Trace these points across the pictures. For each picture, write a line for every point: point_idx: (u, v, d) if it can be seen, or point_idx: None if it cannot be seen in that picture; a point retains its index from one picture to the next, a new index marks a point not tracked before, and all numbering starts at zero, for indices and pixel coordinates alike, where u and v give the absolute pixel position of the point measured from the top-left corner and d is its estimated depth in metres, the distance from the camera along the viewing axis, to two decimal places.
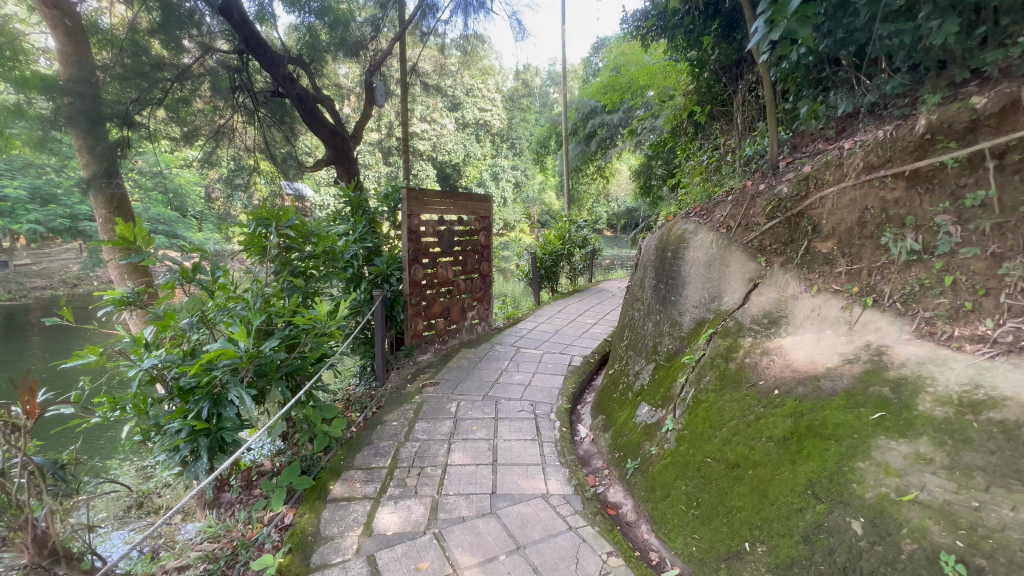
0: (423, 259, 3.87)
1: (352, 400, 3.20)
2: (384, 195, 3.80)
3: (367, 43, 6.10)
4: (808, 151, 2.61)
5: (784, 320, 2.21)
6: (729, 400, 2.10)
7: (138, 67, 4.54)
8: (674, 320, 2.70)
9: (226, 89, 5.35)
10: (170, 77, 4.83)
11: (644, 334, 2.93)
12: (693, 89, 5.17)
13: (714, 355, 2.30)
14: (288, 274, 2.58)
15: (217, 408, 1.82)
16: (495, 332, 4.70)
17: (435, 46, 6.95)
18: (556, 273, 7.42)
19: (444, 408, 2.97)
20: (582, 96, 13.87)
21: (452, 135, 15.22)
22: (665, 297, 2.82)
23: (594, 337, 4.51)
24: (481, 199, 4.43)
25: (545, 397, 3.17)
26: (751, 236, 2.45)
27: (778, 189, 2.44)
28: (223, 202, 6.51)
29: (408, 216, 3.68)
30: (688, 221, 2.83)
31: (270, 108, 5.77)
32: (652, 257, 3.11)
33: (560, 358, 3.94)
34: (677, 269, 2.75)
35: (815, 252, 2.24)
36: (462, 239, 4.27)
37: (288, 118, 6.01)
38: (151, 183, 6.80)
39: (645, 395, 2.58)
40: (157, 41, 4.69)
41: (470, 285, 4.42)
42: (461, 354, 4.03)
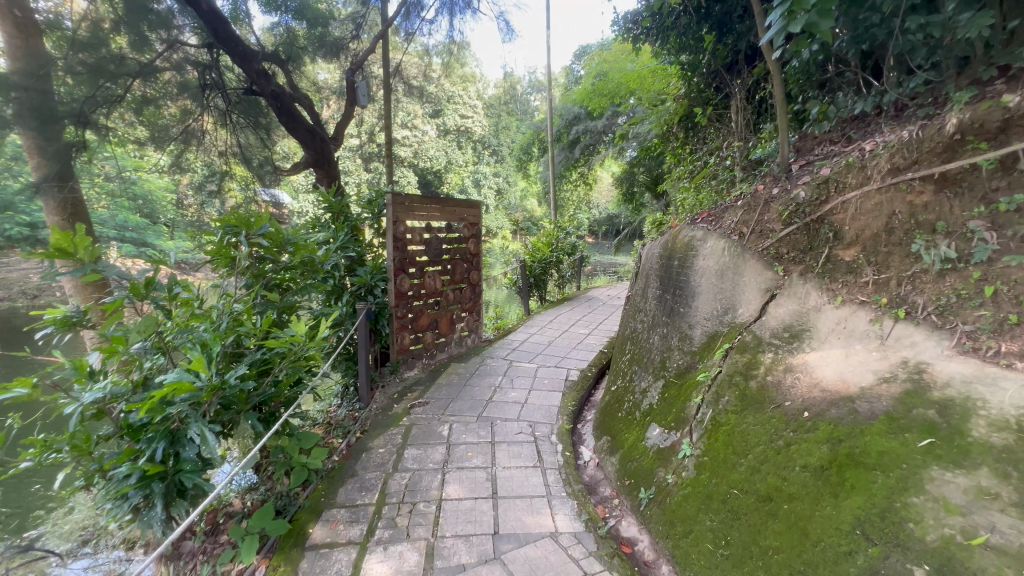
0: (409, 268, 3.64)
1: (333, 424, 2.92)
2: (369, 201, 3.56)
3: (348, 43, 5.86)
4: (821, 154, 2.48)
5: (806, 334, 2.05)
6: (752, 424, 1.92)
7: (99, 64, 4.23)
8: (683, 333, 2.52)
9: (197, 90, 5.13)
10: (132, 72, 4.49)
11: (650, 348, 2.75)
12: (685, 93, 5.08)
13: (732, 372, 2.12)
14: (262, 287, 2.32)
15: (174, 448, 1.55)
16: (486, 345, 4.47)
17: (417, 51, 6.78)
18: (545, 281, 7.24)
19: (435, 432, 2.72)
20: (565, 102, 13.83)
21: (434, 142, 14.96)
22: (672, 309, 2.65)
23: (589, 348, 4.32)
24: (469, 204, 4.22)
25: (544, 417, 2.94)
26: (767, 243, 2.30)
27: (793, 193, 2.30)
28: (196, 209, 6.14)
29: (393, 223, 3.45)
30: (695, 228, 2.67)
31: (244, 108, 5.51)
32: (655, 266, 2.95)
33: (556, 372, 3.73)
34: (686, 278, 2.58)
35: (836, 260, 2.09)
36: (450, 247, 4.04)
37: (264, 120, 5.74)
38: (117, 188, 6.38)
39: (655, 415, 2.39)
40: (124, 39, 4.37)
41: (459, 296, 4.19)
42: (451, 370, 3.78)
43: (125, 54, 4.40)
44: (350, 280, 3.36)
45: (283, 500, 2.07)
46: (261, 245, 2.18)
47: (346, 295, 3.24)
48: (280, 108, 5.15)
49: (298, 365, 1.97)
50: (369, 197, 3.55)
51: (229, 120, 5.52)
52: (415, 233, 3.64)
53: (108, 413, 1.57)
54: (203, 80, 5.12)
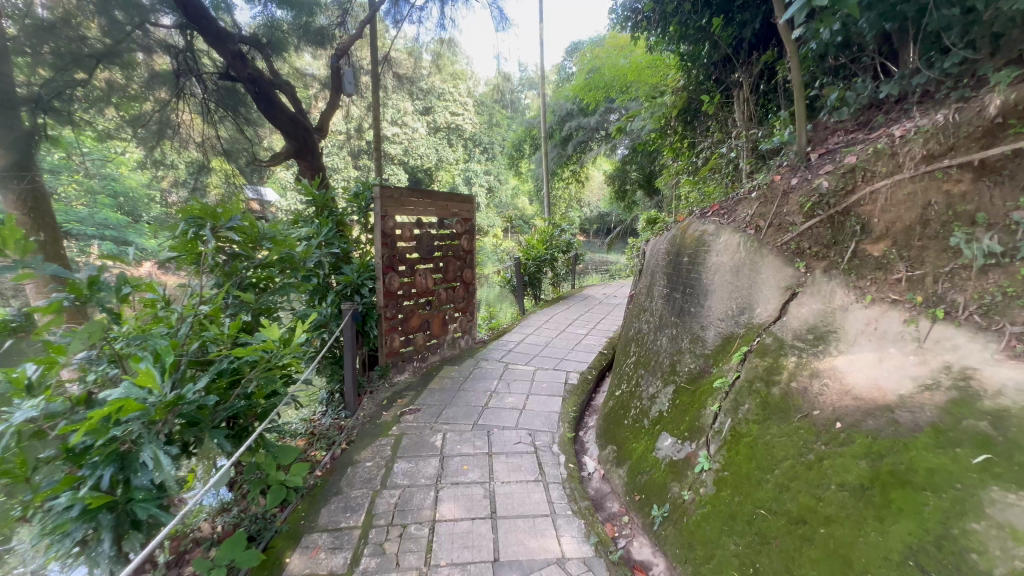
0: (399, 266, 3.44)
1: (317, 434, 2.70)
2: (355, 193, 3.34)
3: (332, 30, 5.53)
4: (842, 142, 2.31)
5: (833, 336, 1.88)
6: (777, 435, 1.75)
7: (75, 53, 3.96)
8: (695, 334, 2.34)
9: (172, 78, 4.85)
10: (98, 50, 4.10)
11: (657, 350, 2.57)
12: (685, 85, 4.91)
13: (752, 378, 1.95)
14: (235, 287, 2.10)
15: (124, 474, 1.34)
16: (480, 346, 4.27)
17: (405, 49, 6.65)
18: (540, 280, 7.04)
19: (427, 442, 2.52)
20: (558, 99, 13.64)
21: (425, 139, 14.67)
22: (682, 308, 2.47)
23: (588, 349, 4.14)
24: (463, 199, 4.02)
25: (544, 424, 2.75)
26: (787, 237, 2.13)
27: (814, 183, 2.13)
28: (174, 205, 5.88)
29: (382, 218, 3.24)
30: (706, 221, 2.50)
31: (223, 94, 5.27)
32: (662, 262, 2.77)
33: (555, 375, 3.54)
34: (696, 277, 2.40)
35: (864, 256, 1.92)
36: (442, 244, 3.84)
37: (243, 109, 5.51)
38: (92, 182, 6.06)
39: (665, 423, 2.21)
40: (97, 25, 4.02)
41: (452, 295, 3.99)
42: (444, 373, 3.58)
43: (89, 37, 4.02)
44: (335, 278, 3.13)
45: (258, 523, 1.86)
46: (235, 240, 1.96)
47: (332, 295, 3.03)
48: (257, 92, 4.94)
49: (273, 373, 1.76)
50: (356, 190, 3.32)
51: (208, 110, 5.25)
52: (406, 228, 3.43)
53: (49, 433, 1.35)
54: (178, 66, 4.83)
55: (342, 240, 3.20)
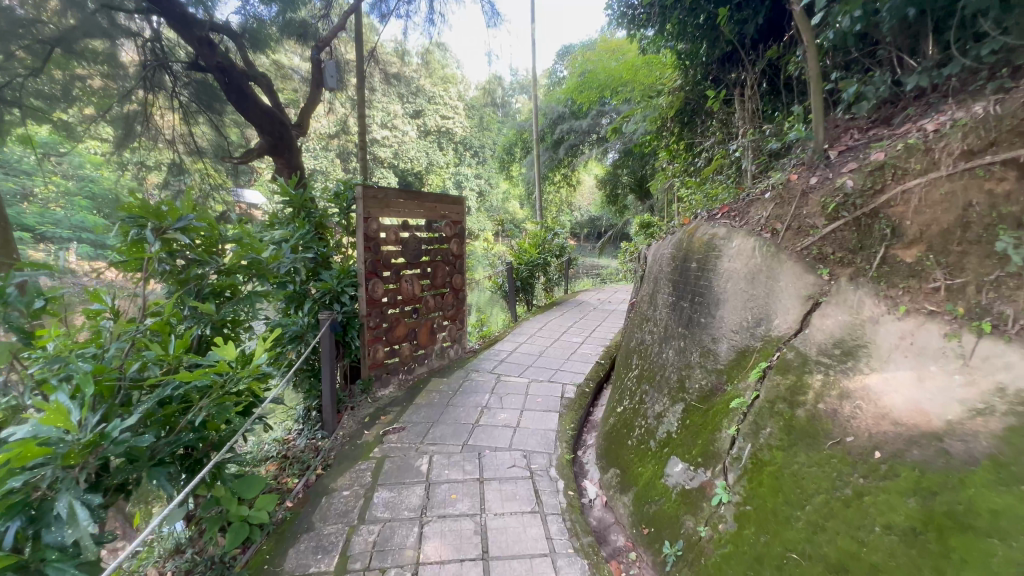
0: (383, 272, 3.21)
1: (290, 457, 2.46)
2: (335, 194, 3.10)
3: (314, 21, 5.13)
4: (862, 139, 2.14)
5: (863, 351, 1.68)
6: (806, 465, 1.55)
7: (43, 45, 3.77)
8: (705, 347, 2.15)
9: (137, 71, 4.57)
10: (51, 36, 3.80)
11: (663, 364, 2.37)
12: (683, 85, 4.76)
13: (773, 399, 1.75)
14: (190, 297, 1.86)
15: (36, 531, 1.10)
16: (470, 356, 4.04)
17: (394, 53, 6.48)
18: (532, 285, 6.82)
19: (412, 467, 2.28)
20: (549, 102, 13.48)
21: (415, 143, 14.41)
22: (690, 319, 2.27)
23: (584, 360, 3.93)
24: (452, 200, 3.82)
25: (539, 444, 2.53)
26: (808, 242, 1.94)
27: (836, 182, 1.94)
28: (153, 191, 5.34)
29: (365, 220, 3.03)
30: (716, 224, 2.30)
31: (196, 87, 4.98)
32: (667, 269, 2.58)
33: (551, 388, 3.33)
34: (706, 285, 2.21)
35: (895, 262, 1.73)
36: (430, 248, 3.61)
37: (218, 105, 5.20)
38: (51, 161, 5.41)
39: (675, 447, 2.01)
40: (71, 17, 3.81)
41: (441, 302, 3.77)
42: (431, 386, 3.34)
43: (41, 19, 3.67)
44: (312, 285, 2.89)
45: (215, 570, 1.61)
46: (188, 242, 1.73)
47: (308, 303, 2.79)
48: (228, 85, 4.69)
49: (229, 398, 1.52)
50: (335, 190, 3.08)
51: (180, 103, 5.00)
52: (391, 231, 3.22)
53: None
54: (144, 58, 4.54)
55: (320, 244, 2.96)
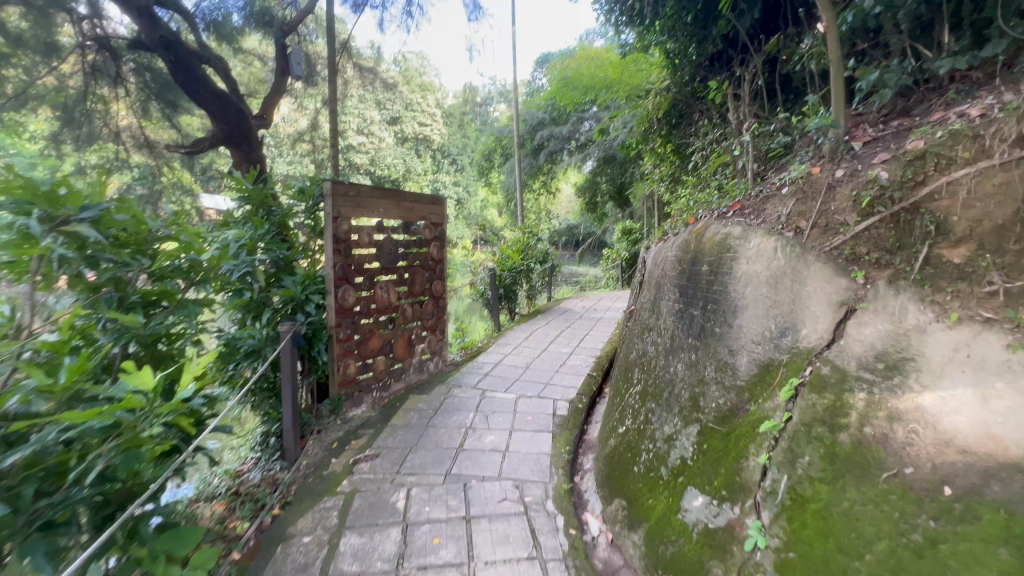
0: (355, 277, 2.89)
1: (241, 495, 2.10)
2: (300, 190, 2.76)
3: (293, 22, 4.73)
4: (887, 130, 1.95)
5: (911, 365, 1.45)
6: (860, 503, 1.31)
7: None
8: (720, 361, 1.90)
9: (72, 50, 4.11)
10: None
11: (671, 379, 2.12)
12: (671, 85, 4.62)
13: (809, 422, 1.51)
14: (107, 305, 1.52)
15: None
16: (452, 370, 3.72)
17: (371, 58, 6.27)
18: (515, 293, 6.50)
19: (386, 504, 1.96)
20: (529, 108, 13.30)
21: (392, 149, 14.02)
22: (702, 328, 2.02)
23: (574, 372, 3.65)
24: (432, 200, 3.53)
25: (532, 472, 2.23)
26: (838, 241, 1.71)
27: (868, 174, 1.73)
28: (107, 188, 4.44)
29: (334, 220, 2.72)
30: (728, 222, 2.06)
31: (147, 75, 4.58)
32: (672, 273, 2.33)
33: (541, 404, 3.04)
34: (719, 290, 1.97)
35: (940, 263, 1.51)
36: (407, 252, 3.31)
37: (169, 96, 4.76)
38: None
39: (693, 476, 1.74)
40: None
41: (419, 311, 3.45)
42: (409, 405, 3.01)
43: None
44: (272, 291, 2.54)
45: None
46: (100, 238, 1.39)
47: (267, 312, 2.44)
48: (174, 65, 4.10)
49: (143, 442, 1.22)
50: (300, 186, 2.75)
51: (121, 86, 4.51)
52: (364, 232, 2.92)
53: None
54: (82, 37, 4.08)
55: (282, 246, 2.62)
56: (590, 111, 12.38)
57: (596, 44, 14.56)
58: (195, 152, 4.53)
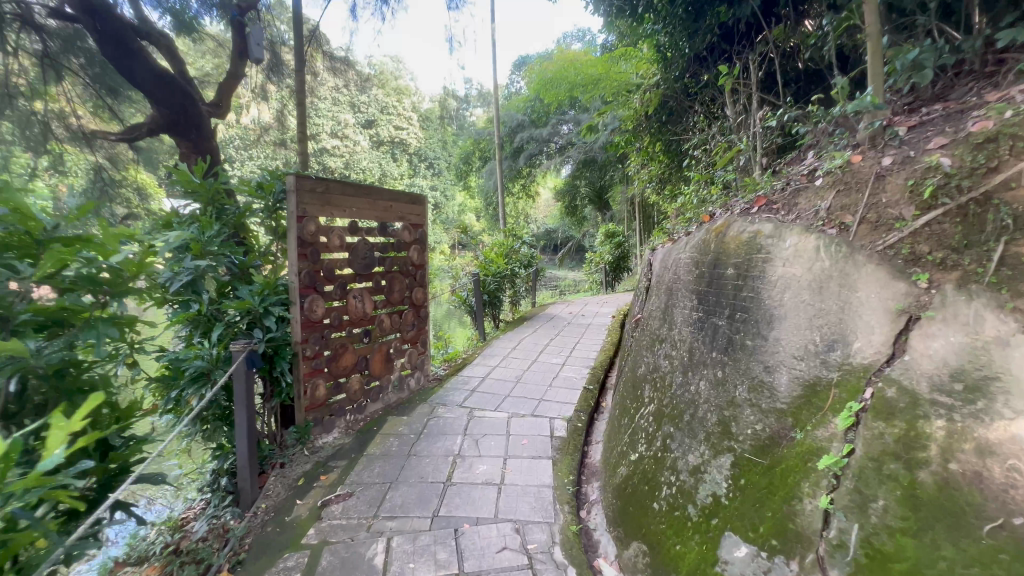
0: (325, 286, 2.55)
1: (182, 553, 1.73)
2: (258, 186, 2.39)
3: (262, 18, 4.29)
4: (931, 113, 1.72)
5: (996, 386, 1.16)
6: (960, 565, 1.05)
7: None
8: (754, 379, 1.63)
9: None
10: None
11: (691, 399, 1.84)
12: (661, 81, 4.42)
13: (877, 457, 1.25)
14: None
15: None
16: (435, 386, 3.37)
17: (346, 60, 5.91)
18: (500, 299, 6.16)
19: (361, 561, 1.62)
20: (508, 110, 13.05)
21: (367, 153, 13.55)
22: (728, 341, 1.76)
23: (569, 385, 3.36)
24: (411, 199, 3.19)
25: (532, 510, 1.92)
26: (892, 239, 1.46)
27: (925, 160, 1.48)
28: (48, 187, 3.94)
29: (299, 220, 2.37)
30: (755, 219, 1.81)
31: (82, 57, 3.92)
32: (688, 277, 2.06)
33: (536, 424, 2.74)
34: (748, 297, 1.71)
35: (1020, 263, 1.22)
36: (384, 256, 2.97)
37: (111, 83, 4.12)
38: None
39: (732, 519, 1.47)
40: None
41: (399, 322, 3.11)
42: (388, 429, 2.66)
43: None
44: (224, 302, 2.17)
45: None
46: None
47: (218, 327, 2.07)
48: (103, 36, 3.41)
49: None
50: (257, 181, 2.37)
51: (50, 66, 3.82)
52: (334, 235, 2.58)
53: None
54: None
55: (237, 250, 2.25)
56: (569, 114, 12.26)
57: (573, 47, 14.50)
58: (126, 135, 3.94)
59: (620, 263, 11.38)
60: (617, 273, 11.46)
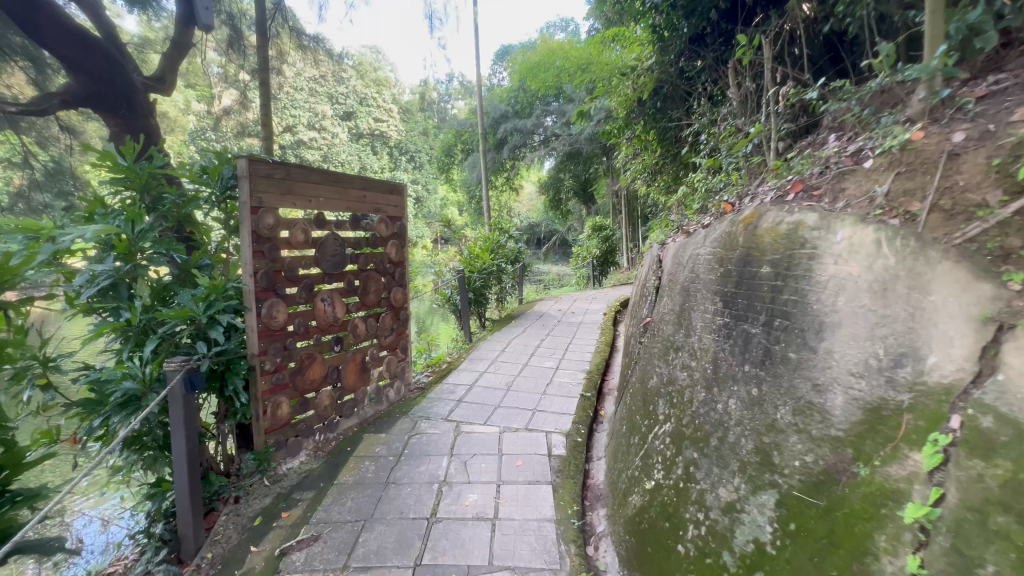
0: (286, 287, 2.20)
1: None
2: (201, 171, 2.02)
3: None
4: (1001, 81, 1.45)
5: None
6: None
7: None
8: (800, 399, 1.36)
9: None
10: None
11: (720, 420, 1.57)
12: (655, 64, 4.14)
13: (979, 508, 0.95)
14: None
15: None
16: (417, 395, 3.06)
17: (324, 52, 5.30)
18: (486, 297, 5.84)
19: None
20: (490, 100, 12.66)
21: (345, 145, 13.01)
22: (764, 353, 1.48)
23: (565, 393, 3.07)
24: (388, 188, 2.85)
25: (534, 554, 1.63)
26: (972, 230, 1.18)
27: (1012, 134, 1.21)
28: None
29: (253, 211, 2.03)
30: (795, 208, 1.53)
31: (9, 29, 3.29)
32: (709, 277, 1.79)
33: (531, 440, 2.44)
34: (789, 300, 1.44)
35: None
36: (358, 252, 2.63)
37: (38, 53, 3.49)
38: None
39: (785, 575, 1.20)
40: None
41: (375, 327, 2.77)
42: (362, 451, 2.33)
43: None
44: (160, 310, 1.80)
45: None
46: None
47: (152, 340, 1.71)
48: None
49: None
50: (201, 165, 2.01)
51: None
52: (297, 229, 2.23)
53: None
54: None
55: (176, 247, 1.89)
56: (553, 104, 11.93)
57: (556, 36, 14.16)
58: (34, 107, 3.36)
59: (607, 257, 11.14)
60: (604, 267, 11.21)
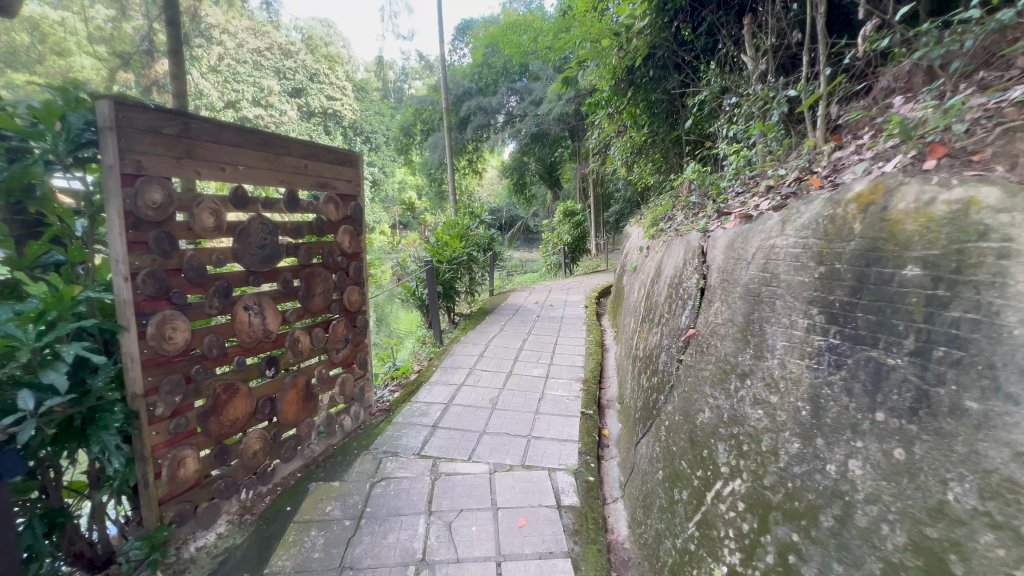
0: (189, 293, 1.54)
1: None
2: (31, 116, 1.28)
3: None
4: None
5: None
6: None
7: None
8: (990, 475, 0.83)
9: None
10: None
11: (834, 490, 1.07)
12: (647, 27, 3.52)
13: None
14: None
15: None
16: (381, 419, 2.46)
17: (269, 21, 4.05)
18: (456, 291, 5.22)
19: None
20: (453, 77, 11.78)
21: (295, 125, 11.72)
22: (913, 398, 0.99)
23: (563, 411, 2.55)
24: (337, 158, 2.20)
25: None
26: None
27: None
28: None
29: (127, 181, 1.35)
30: (953, 180, 1.03)
31: None
32: (799, 279, 1.30)
33: (532, 483, 1.90)
34: (965, 318, 0.93)
35: None
36: (298, 241, 1.98)
37: None
38: None
39: None
40: None
41: (324, 339, 2.14)
42: (304, 514, 1.72)
43: None
44: None
45: None
46: None
47: None
48: None
49: None
50: (27, 105, 1.26)
51: None
52: (202, 209, 1.56)
53: None
54: None
55: None
56: (520, 84, 11.22)
57: (519, 11, 13.39)
58: None
59: (579, 245, 10.65)
60: (574, 255, 10.74)
